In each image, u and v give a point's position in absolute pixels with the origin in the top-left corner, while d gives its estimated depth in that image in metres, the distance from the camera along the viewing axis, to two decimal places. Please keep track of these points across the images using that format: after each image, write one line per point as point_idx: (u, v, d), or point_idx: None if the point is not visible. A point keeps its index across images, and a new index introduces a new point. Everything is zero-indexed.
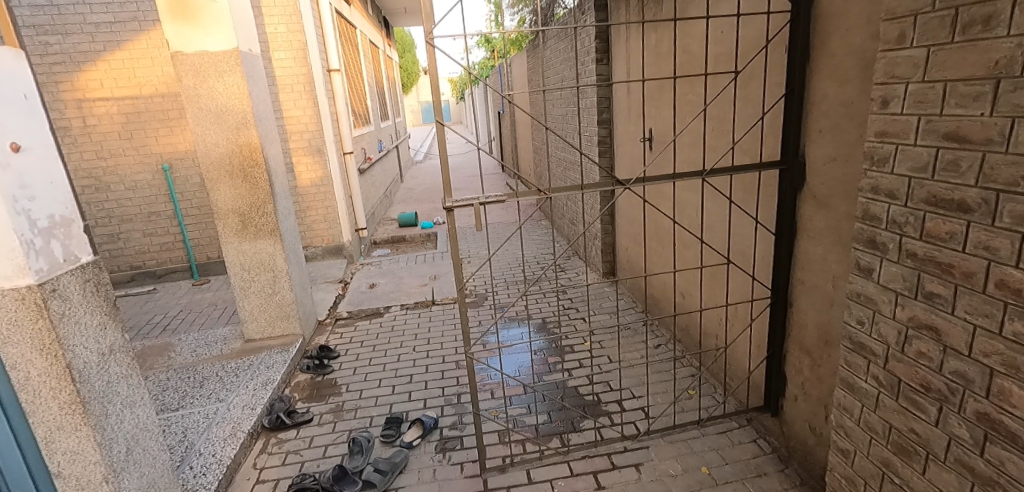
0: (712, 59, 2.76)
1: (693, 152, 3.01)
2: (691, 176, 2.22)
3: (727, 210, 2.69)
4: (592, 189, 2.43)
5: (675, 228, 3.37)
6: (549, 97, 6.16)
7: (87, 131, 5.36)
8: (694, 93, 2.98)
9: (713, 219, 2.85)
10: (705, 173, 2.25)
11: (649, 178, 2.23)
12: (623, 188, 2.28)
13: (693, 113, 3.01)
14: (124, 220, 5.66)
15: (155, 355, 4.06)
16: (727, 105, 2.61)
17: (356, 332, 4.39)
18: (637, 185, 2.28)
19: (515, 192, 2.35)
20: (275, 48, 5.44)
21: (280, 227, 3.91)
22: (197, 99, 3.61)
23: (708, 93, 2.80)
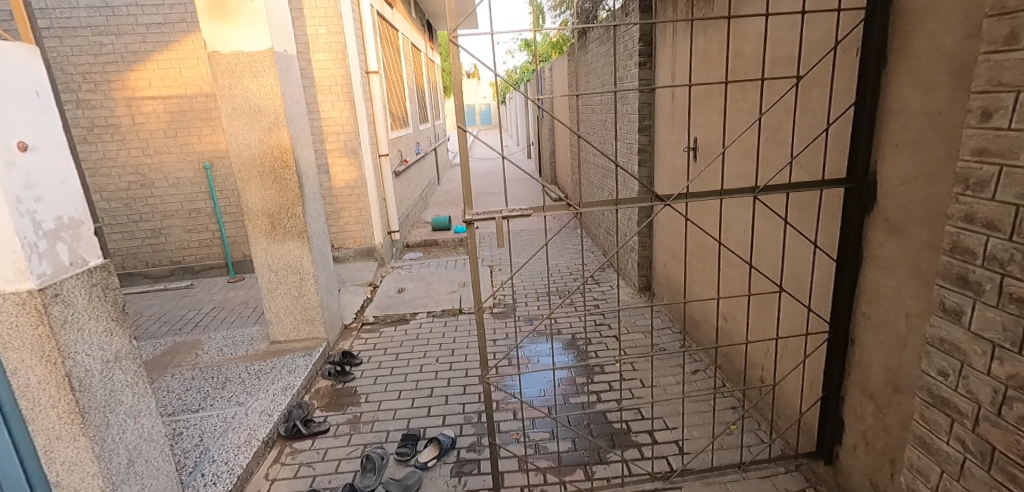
0: (768, 63, 2.53)
1: (743, 165, 2.79)
2: (741, 194, 2.00)
3: (780, 230, 2.46)
4: (628, 204, 2.24)
5: (720, 247, 3.13)
6: (588, 102, 5.95)
7: (134, 129, 5.47)
8: (746, 101, 2.76)
9: (763, 239, 2.62)
10: (759, 189, 2.03)
11: (692, 194, 2.02)
12: (662, 205, 2.07)
13: (744, 122, 2.78)
14: (165, 216, 5.74)
15: (184, 353, 4.05)
16: (784, 114, 2.39)
17: (381, 338, 4.29)
18: (679, 201, 2.07)
19: (544, 205, 2.17)
20: (315, 49, 5.44)
21: (308, 230, 3.86)
22: (231, 99, 3.58)
23: (762, 101, 2.58)
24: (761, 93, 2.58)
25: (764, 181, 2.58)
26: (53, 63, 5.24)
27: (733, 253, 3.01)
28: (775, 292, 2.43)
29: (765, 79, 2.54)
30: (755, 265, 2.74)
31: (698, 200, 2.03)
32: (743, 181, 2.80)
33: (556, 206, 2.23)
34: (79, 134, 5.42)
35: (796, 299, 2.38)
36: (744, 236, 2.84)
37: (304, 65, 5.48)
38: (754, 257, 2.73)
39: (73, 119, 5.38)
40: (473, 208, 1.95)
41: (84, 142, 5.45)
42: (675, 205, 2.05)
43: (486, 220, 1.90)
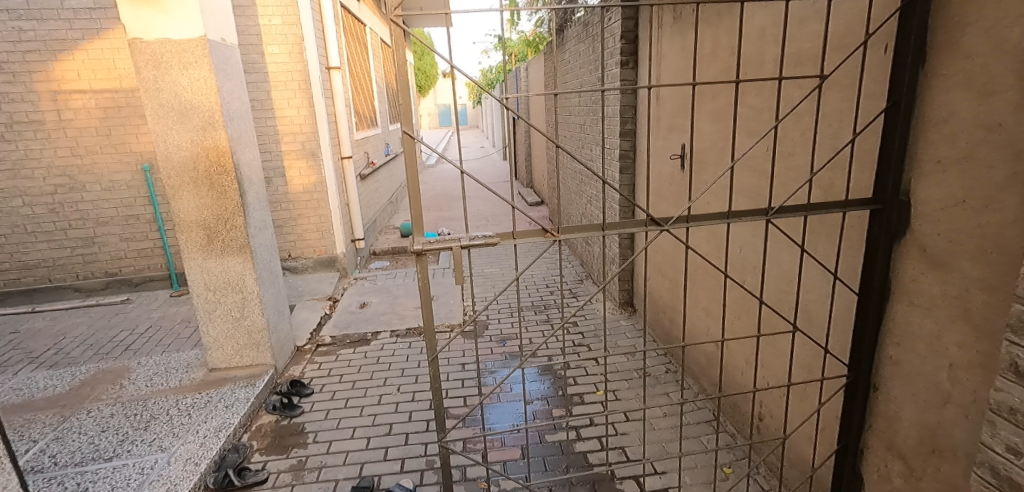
0: (774, 62, 2.22)
1: (742, 177, 2.48)
2: (750, 217, 1.67)
3: (787, 255, 2.15)
4: (617, 229, 1.87)
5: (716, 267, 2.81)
6: (566, 103, 5.64)
7: (61, 126, 4.92)
8: (745, 105, 2.45)
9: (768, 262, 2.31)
10: (773, 210, 1.71)
11: (693, 218, 1.68)
12: (658, 231, 1.70)
13: (743, 129, 2.47)
14: (99, 223, 5.19)
15: (106, 383, 3.56)
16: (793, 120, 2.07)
17: (336, 363, 3.85)
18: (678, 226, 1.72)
19: (515, 229, 1.80)
20: (269, 42, 4.98)
21: (250, 243, 3.41)
22: (157, 94, 3.12)
23: (766, 105, 2.27)
24: (766, 96, 2.27)
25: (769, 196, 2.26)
26: None
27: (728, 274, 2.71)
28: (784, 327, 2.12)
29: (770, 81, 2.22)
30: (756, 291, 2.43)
31: (702, 225, 1.68)
32: (742, 196, 2.48)
33: (532, 231, 1.86)
34: None
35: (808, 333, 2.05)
36: (742, 256, 2.53)
37: (256, 58, 5.00)
38: (757, 283, 2.43)
39: None
40: (424, 235, 1.68)
41: (2, 140, 4.87)
42: (673, 230, 1.70)
43: (438, 249, 1.62)
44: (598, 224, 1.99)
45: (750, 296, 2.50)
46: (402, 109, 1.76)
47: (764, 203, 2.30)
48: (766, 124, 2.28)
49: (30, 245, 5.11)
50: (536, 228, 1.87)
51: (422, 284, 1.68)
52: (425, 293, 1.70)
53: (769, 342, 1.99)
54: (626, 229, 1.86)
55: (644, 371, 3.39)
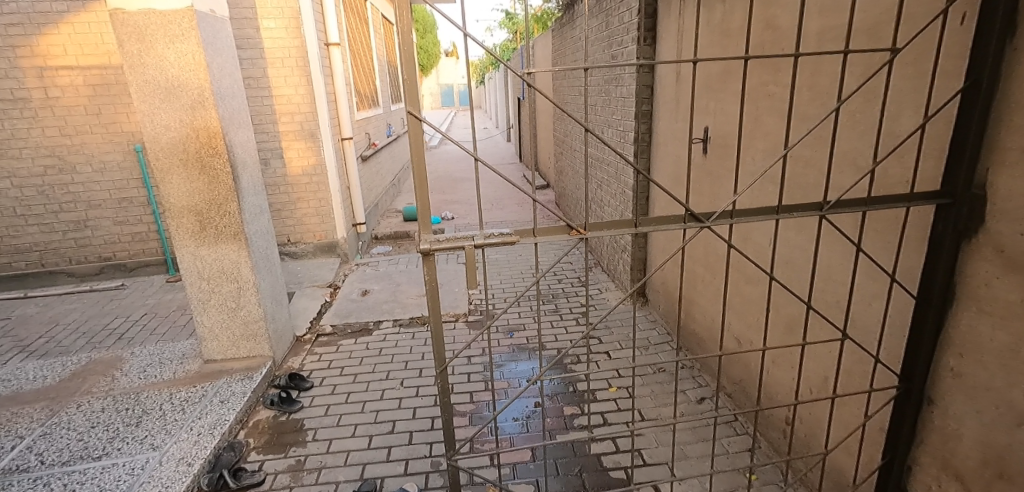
0: (817, 38, 2.01)
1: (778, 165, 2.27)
2: (801, 214, 1.55)
3: (831, 253, 1.96)
4: (649, 226, 1.71)
5: (744, 262, 2.61)
6: (576, 82, 5.45)
7: (48, 104, 4.71)
8: (783, 85, 2.25)
9: (806, 258, 2.12)
10: (827, 205, 1.56)
11: (738, 215, 1.57)
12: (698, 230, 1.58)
13: (780, 112, 2.27)
14: (91, 206, 5.01)
15: (97, 375, 3.41)
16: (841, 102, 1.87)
17: (337, 354, 3.70)
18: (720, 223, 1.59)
19: (536, 226, 1.66)
20: (264, 16, 4.72)
21: (245, 229, 3.22)
22: (142, 70, 2.91)
23: (807, 85, 2.07)
24: (807, 75, 2.07)
25: (809, 186, 2.08)
26: None
27: (755, 266, 2.52)
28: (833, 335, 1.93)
29: (814, 57, 2.02)
30: (790, 287, 2.25)
31: (747, 223, 1.57)
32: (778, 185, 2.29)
33: (555, 227, 1.70)
34: None
35: (852, 337, 1.87)
36: (773, 250, 2.35)
37: (250, 33, 4.75)
38: (790, 278, 2.24)
39: None
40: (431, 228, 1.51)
41: None
42: (713, 229, 1.58)
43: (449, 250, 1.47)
44: (629, 219, 1.82)
45: (781, 292, 2.32)
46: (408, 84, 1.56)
47: (803, 192, 2.12)
48: (806, 106, 2.09)
49: (20, 229, 4.94)
50: (560, 224, 1.72)
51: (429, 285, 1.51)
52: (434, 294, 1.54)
53: (810, 350, 1.82)
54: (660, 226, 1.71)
55: (659, 366, 3.23)
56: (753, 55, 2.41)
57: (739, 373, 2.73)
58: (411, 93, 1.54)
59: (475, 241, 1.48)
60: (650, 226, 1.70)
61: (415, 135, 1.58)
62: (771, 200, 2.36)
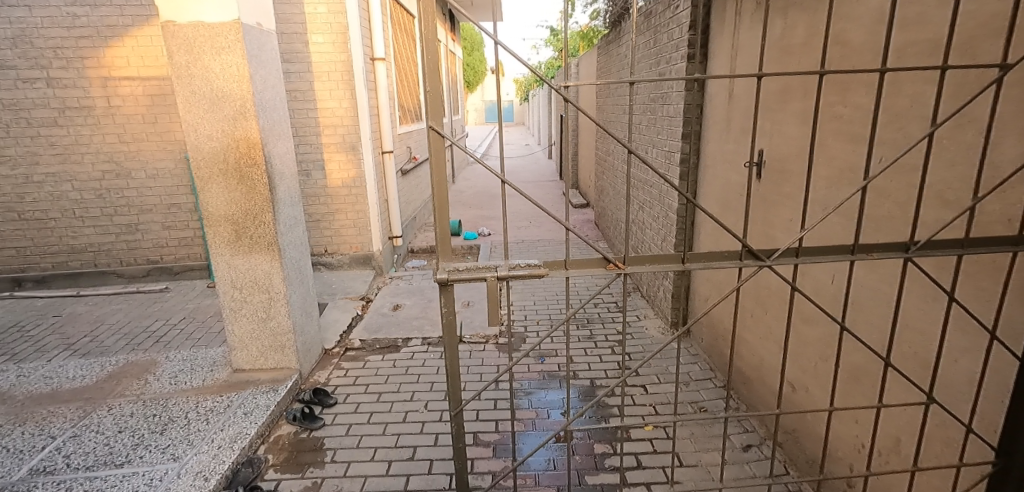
0: (897, 56, 1.83)
1: (847, 193, 2.11)
2: (871, 259, 1.61)
3: (914, 298, 1.77)
4: (699, 265, 1.68)
5: (801, 300, 2.40)
6: (620, 101, 5.33)
7: (110, 112, 4.93)
8: (851, 105, 2.07)
9: (876, 300, 1.94)
10: (914, 247, 1.60)
11: (812, 257, 1.64)
12: (760, 269, 1.65)
13: (847, 135, 2.08)
14: (142, 210, 5.19)
15: (131, 378, 3.45)
16: (925, 126, 1.72)
17: (364, 371, 3.64)
18: (783, 264, 1.65)
19: (569, 258, 1.63)
20: (313, 30, 4.82)
21: (279, 240, 3.22)
22: (188, 81, 2.96)
23: (885, 108, 1.88)
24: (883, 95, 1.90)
25: (884, 219, 1.89)
26: (22, 36, 4.70)
27: (814, 303, 2.31)
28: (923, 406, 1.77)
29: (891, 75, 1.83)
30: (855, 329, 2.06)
31: (811, 263, 1.65)
32: (843, 215, 2.11)
33: (591, 260, 1.67)
34: (49, 117, 4.88)
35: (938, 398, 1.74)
36: (836, 287, 2.14)
37: (299, 47, 4.85)
38: (855, 321, 2.05)
39: (43, 99, 4.84)
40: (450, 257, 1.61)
41: (54, 125, 4.91)
42: (774, 269, 1.66)
43: (467, 282, 1.52)
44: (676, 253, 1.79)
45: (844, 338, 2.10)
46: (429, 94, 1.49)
47: (877, 225, 1.93)
48: (883, 130, 1.90)
49: (77, 230, 5.16)
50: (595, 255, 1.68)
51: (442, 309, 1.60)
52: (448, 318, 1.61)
53: (885, 408, 1.80)
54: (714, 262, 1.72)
55: (700, 406, 3.01)
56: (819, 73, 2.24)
57: (790, 422, 2.50)
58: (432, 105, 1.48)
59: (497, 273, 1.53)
60: (706, 262, 1.69)
61: (435, 151, 1.53)
62: (835, 233, 2.18)
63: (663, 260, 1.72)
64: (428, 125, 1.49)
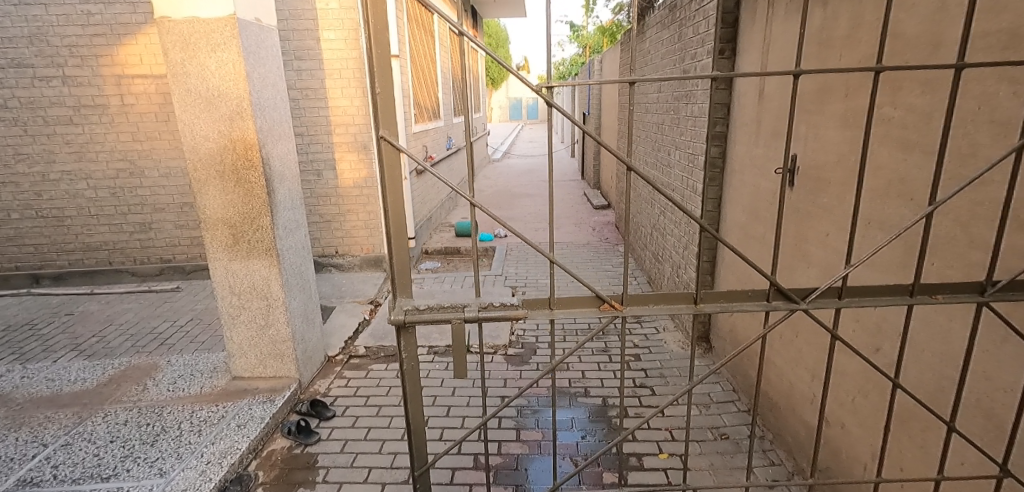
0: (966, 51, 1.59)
1: (896, 207, 1.90)
2: (932, 303, 1.48)
3: (982, 339, 1.55)
4: (715, 306, 1.59)
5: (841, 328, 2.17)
6: (643, 99, 5.09)
7: (124, 111, 4.90)
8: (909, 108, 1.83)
9: (929, 329, 1.74)
10: (987, 298, 1.45)
11: (858, 304, 1.52)
12: (792, 312, 1.56)
13: (899, 142, 1.87)
14: (156, 209, 5.17)
15: (131, 382, 3.38)
16: (995, 133, 1.50)
17: (366, 381, 3.52)
18: (821, 307, 1.56)
19: (554, 296, 1.61)
20: (325, 27, 4.70)
21: (277, 245, 3.10)
22: (184, 79, 2.85)
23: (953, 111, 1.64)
24: (942, 97, 1.70)
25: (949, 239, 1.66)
26: (38, 34, 4.69)
27: (856, 329, 2.08)
28: (993, 474, 1.56)
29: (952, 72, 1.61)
30: (903, 362, 1.85)
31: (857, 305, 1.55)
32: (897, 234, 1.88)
33: (582, 299, 1.61)
34: (66, 115, 4.88)
35: (1014, 458, 1.51)
36: (883, 314, 1.91)
37: (311, 44, 4.74)
38: (903, 353, 1.84)
39: (59, 98, 4.84)
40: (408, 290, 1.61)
41: (70, 123, 4.91)
42: (808, 311, 1.55)
43: (431, 322, 1.56)
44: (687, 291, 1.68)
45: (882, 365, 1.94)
46: (378, 101, 1.46)
47: (941, 246, 1.70)
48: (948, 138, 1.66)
49: (92, 228, 5.17)
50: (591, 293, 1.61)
51: (403, 352, 1.64)
52: (411, 353, 1.66)
53: (943, 473, 1.63)
54: (736, 301, 1.62)
55: (722, 431, 2.79)
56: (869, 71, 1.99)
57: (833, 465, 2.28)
58: (380, 113, 1.45)
59: (465, 312, 1.58)
60: (727, 302, 1.60)
61: (387, 163, 1.51)
62: (881, 252, 1.96)
63: (678, 297, 1.63)
64: (378, 136, 1.47)
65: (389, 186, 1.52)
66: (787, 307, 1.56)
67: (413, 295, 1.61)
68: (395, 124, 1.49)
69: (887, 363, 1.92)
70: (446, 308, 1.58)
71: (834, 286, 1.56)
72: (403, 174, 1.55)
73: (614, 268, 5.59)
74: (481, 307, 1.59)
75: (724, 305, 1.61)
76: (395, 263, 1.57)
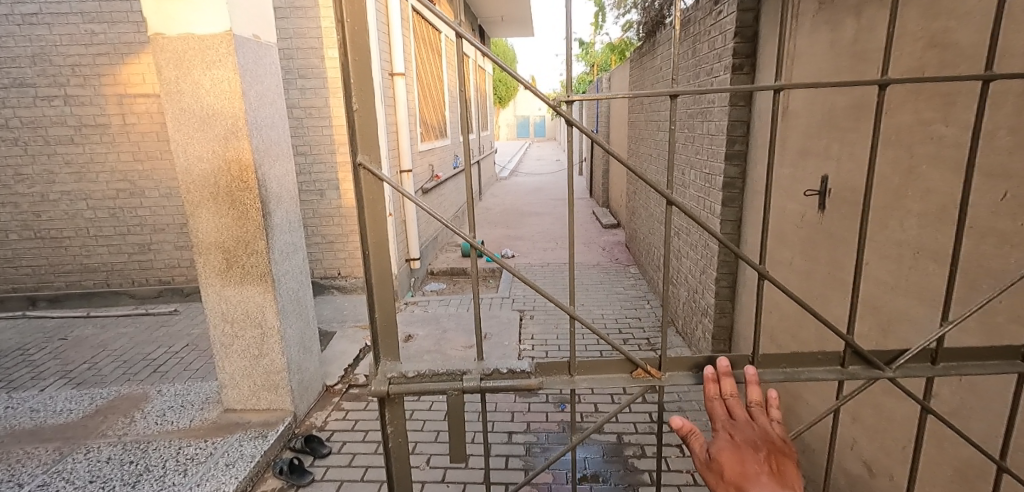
0: None
1: (953, 235, 1.74)
2: None
3: None
4: (780, 374, 1.43)
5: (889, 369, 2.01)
6: (655, 117, 4.94)
7: (124, 130, 4.81)
8: (968, 126, 1.67)
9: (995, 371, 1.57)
10: None
11: (958, 372, 1.39)
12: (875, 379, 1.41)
13: (957, 163, 1.71)
14: (155, 230, 5.05)
15: (118, 414, 3.21)
16: None
17: (366, 414, 3.34)
18: (913, 375, 1.40)
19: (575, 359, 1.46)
20: (330, 45, 4.61)
21: (272, 271, 2.94)
22: (178, 98, 2.72)
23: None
24: (1008, 113, 1.54)
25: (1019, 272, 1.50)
26: (40, 53, 4.63)
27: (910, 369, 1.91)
28: None
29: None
30: (968, 408, 1.67)
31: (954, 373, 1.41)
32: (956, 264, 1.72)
33: (609, 365, 1.46)
34: (66, 134, 4.80)
35: None
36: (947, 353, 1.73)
37: (316, 62, 4.64)
38: (967, 399, 1.67)
39: (60, 117, 4.76)
40: (393, 351, 1.48)
41: (70, 143, 4.82)
42: (895, 379, 1.41)
43: (422, 392, 1.43)
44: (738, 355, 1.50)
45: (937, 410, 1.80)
46: (358, 128, 1.32)
47: (1011, 280, 1.53)
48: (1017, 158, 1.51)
49: (91, 249, 5.05)
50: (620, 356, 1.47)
51: (389, 424, 1.50)
52: (397, 427, 1.51)
53: None
54: (800, 367, 1.45)
55: None
56: (918, 84, 1.84)
57: None
58: (358, 141, 1.31)
59: (464, 381, 1.45)
60: (792, 369, 1.44)
61: (367, 196, 1.36)
62: (936, 283, 1.80)
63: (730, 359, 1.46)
64: (355, 162, 1.33)
65: (371, 225, 1.38)
66: (869, 375, 1.41)
67: (399, 359, 1.48)
68: (377, 151, 1.34)
69: (947, 409, 1.73)
70: (442, 377, 1.45)
71: (927, 350, 1.43)
72: (385, 208, 1.39)
73: (625, 290, 5.39)
74: (484, 374, 1.45)
75: (788, 371, 1.44)
76: (377, 317, 1.44)
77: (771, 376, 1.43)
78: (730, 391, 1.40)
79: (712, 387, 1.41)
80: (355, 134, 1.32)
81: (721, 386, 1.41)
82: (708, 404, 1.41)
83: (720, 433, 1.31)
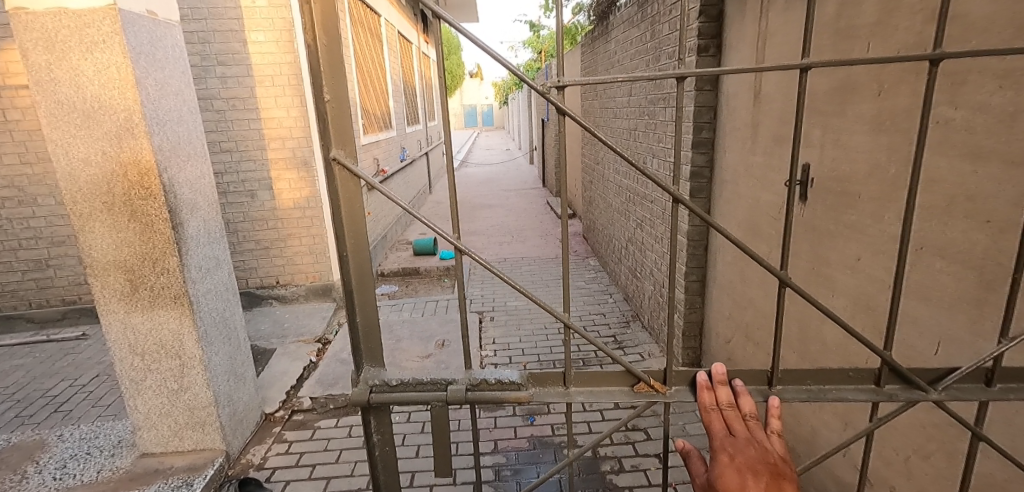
0: None
1: (966, 229, 1.56)
2: None
3: None
4: (799, 393, 1.32)
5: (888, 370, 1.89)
6: (612, 102, 4.72)
7: (7, 129, 4.13)
8: (982, 108, 1.48)
9: None
10: None
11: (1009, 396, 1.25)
12: (912, 400, 1.29)
13: (971, 150, 1.52)
14: (54, 243, 4.39)
15: (6, 470, 2.69)
16: None
17: (312, 445, 2.96)
18: (961, 398, 1.27)
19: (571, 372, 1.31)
20: (253, 27, 4.09)
21: (188, 292, 2.49)
22: (53, 88, 2.23)
23: None
24: None
25: None
26: None
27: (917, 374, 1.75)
28: None
29: None
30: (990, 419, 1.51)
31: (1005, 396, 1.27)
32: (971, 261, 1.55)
33: (609, 375, 1.31)
34: None
35: None
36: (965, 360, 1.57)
37: (237, 47, 4.12)
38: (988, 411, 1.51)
39: None
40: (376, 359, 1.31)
41: None
42: (941, 401, 1.27)
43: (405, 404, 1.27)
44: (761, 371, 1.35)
45: (946, 417, 1.65)
46: (331, 118, 1.12)
47: None
48: None
49: None
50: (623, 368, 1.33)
51: (374, 432, 1.35)
52: (384, 436, 1.36)
53: None
54: (827, 385, 1.32)
55: None
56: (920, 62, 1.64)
57: None
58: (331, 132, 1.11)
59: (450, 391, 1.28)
60: (819, 387, 1.31)
61: (344, 193, 1.18)
62: (946, 283, 1.63)
63: (748, 376, 1.35)
64: (328, 157, 1.15)
65: (349, 229, 1.19)
66: (908, 396, 1.28)
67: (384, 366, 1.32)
68: (353, 144, 1.16)
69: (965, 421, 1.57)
70: (426, 387, 1.28)
71: (982, 370, 1.29)
72: (365, 210, 1.21)
73: (587, 284, 5.19)
74: (472, 385, 1.28)
75: (814, 389, 1.32)
76: (358, 325, 1.27)
77: (793, 395, 1.31)
78: (727, 400, 1.26)
79: (707, 397, 1.27)
80: (328, 124, 1.13)
81: (716, 395, 1.27)
82: (703, 414, 1.27)
83: (718, 453, 1.19)
